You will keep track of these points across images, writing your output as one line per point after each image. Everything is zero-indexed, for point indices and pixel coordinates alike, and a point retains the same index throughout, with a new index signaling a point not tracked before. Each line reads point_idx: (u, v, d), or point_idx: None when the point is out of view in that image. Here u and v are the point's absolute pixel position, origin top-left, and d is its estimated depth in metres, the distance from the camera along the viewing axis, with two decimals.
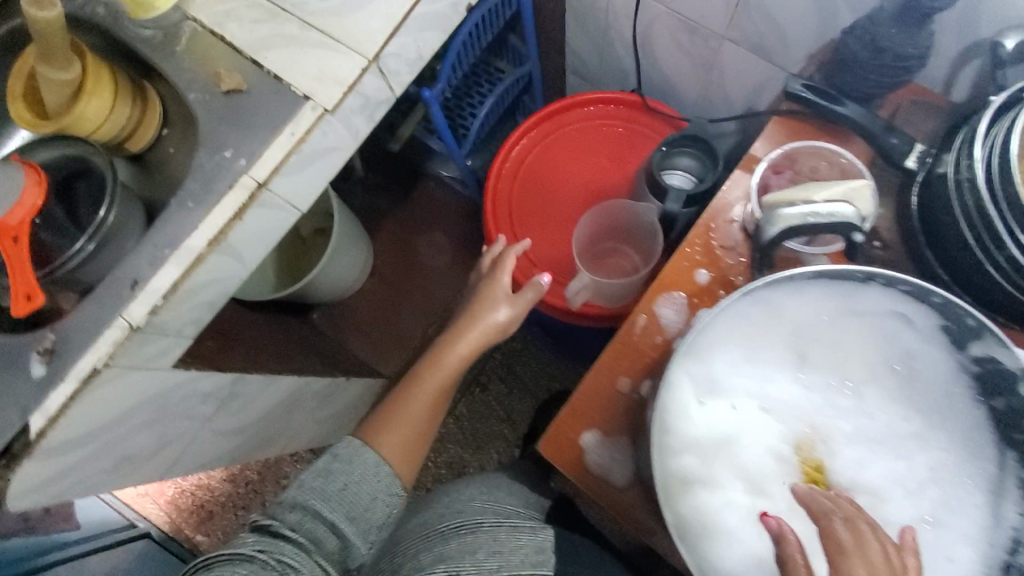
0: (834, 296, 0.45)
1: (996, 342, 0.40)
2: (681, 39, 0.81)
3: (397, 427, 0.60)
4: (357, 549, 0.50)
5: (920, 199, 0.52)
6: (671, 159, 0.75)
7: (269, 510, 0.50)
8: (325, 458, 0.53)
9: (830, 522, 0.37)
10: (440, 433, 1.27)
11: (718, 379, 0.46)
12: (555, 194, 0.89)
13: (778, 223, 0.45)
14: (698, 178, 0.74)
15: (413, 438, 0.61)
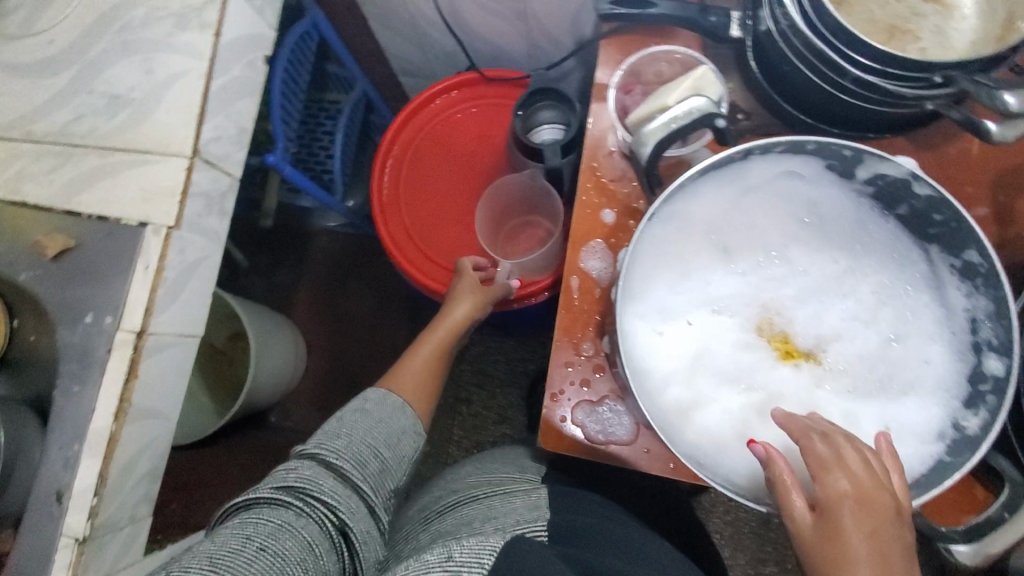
0: (727, 183, 0.46)
1: (877, 158, 0.42)
2: (488, 2, 0.80)
3: (410, 370, 0.68)
4: (389, 476, 0.56)
5: (758, 59, 0.53)
6: (532, 118, 0.74)
7: (308, 446, 0.55)
8: (358, 402, 0.60)
9: (812, 441, 0.38)
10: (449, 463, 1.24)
11: (665, 305, 0.47)
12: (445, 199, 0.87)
13: (648, 140, 0.45)
14: (568, 126, 0.72)
15: (424, 383, 0.67)
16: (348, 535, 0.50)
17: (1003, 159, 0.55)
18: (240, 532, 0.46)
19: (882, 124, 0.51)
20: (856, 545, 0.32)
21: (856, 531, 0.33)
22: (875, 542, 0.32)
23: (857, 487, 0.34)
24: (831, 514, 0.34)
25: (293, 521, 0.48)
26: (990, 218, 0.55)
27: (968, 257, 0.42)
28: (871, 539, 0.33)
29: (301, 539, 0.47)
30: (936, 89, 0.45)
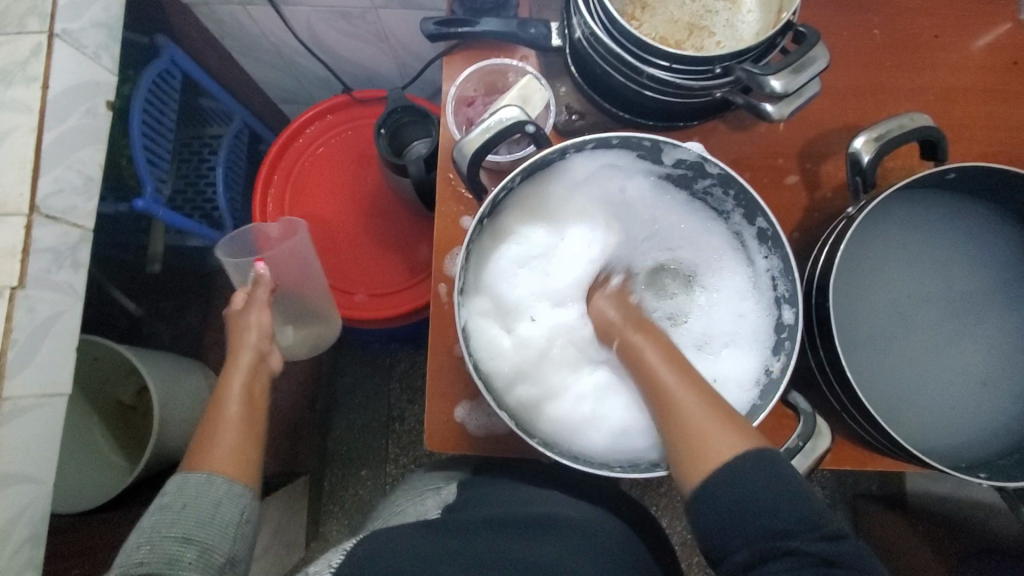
0: (550, 181, 0.50)
1: (673, 146, 0.48)
2: (344, 27, 0.81)
3: (221, 444, 0.55)
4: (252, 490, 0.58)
5: (577, 65, 0.58)
6: (397, 136, 0.77)
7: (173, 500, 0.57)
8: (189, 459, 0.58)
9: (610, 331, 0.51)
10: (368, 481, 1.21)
11: (512, 304, 0.50)
12: (327, 222, 0.88)
13: (470, 148, 0.47)
14: (433, 137, 0.76)
15: (223, 443, 0.55)
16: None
17: (806, 131, 0.62)
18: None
19: (688, 113, 0.57)
20: (650, 355, 0.44)
21: (648, 344, 0.45)
22: (661, 344, 0.45)
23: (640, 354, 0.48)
24: (629, 339, 0.46)
25: (154, 547, 0.48)
26: (801, 184, 0.62)
27: (760, 224, 0.48)
28: (653, 342, 0.45)
29: (164, 566, 0.47)
30: (720, 79, 0.50)
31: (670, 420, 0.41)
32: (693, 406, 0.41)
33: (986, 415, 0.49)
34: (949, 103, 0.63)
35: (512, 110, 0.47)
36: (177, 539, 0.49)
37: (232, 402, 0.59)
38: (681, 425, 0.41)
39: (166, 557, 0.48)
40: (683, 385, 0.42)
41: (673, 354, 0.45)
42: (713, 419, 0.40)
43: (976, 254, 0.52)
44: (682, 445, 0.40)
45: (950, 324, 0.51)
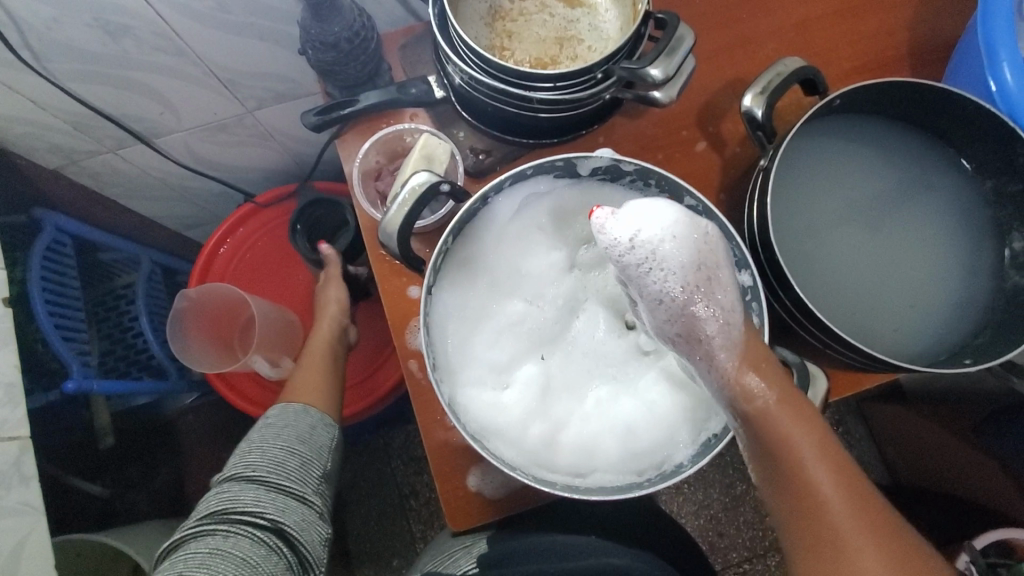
0: (480, 229, 0.50)
1: (584, 159, 0.49)
2: (225, 138, 0.79)
3: (307, 374, 0.67)
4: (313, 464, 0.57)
5: (468, 108, 0.58)
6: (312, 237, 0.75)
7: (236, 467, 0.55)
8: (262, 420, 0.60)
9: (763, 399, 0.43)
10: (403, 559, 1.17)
11: (492, 360, 0.50)
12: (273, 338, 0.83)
13: (393, 226, 0.46)
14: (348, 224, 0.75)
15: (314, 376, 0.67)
16: (308, 494, 0.56)
17: (697, 98, 0.65)
18: (209, 537, 0.50)
19: (584, 120, 0.58)
20: (803, 445, 0.42)
21: (790, 425, 0.42)
22: (810, 422, 0.43)
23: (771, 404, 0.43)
24: (773, 421, 0.42)
25: (262, 458, 0.55)
26: (710, 147, 0.64)
27: (688, 203, 0.49)
28: (801, 423, 0.42)
29: (273, 467, 0.55)
30: (604, 82, 0.52)
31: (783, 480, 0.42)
32: (848, 513, 0.40)
33: (940, 304, 0.53)
34: (806, 33, 0.67)
35: (422, 177, 0.47)
36: (282, 449, 0.56)
37: (333, 305, 0.72)
38: (825, 532, 0.40)
39: (274, 460, 0.55)
40: (836, 486, 0.41)
41: (829, 447, 0.42)
42: (864, 529, 0.40)
43: (882, 162, 0.55)
44: (811, 557, 0.41)
45: (883, 232, 0.54)
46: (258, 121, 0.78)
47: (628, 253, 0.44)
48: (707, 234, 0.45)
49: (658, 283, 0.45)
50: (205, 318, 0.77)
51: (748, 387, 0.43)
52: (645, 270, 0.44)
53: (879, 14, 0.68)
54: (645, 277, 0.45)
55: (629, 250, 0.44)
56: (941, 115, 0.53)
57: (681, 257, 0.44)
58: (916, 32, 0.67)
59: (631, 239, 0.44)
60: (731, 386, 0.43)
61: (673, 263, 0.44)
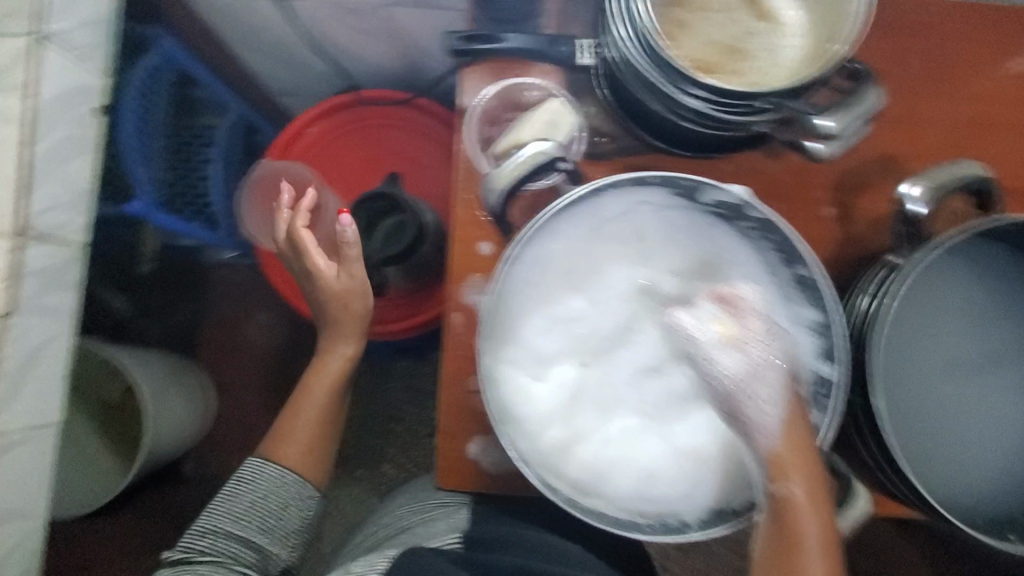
0: (579, 220, 0.47)
1: (714, 187, 0.45)
2: (352, 23, 0.76)
3: (296, 432, 0.66)
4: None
5: (610, 87, 0.55)
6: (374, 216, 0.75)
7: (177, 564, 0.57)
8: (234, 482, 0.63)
9: (791, 489, 0.41)
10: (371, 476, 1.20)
11: (541, 349, 0.48)
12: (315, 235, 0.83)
13: (499, 185, 0.44)
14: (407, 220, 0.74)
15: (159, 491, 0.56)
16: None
17: (840, 161, 0.59)
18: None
19: (722, 142, 0.54)
20: (813, 537, 0.41)
21: (810, 520, 0.41)
22: (825, 520, 0.42)
23: (794, 497, 0.41)
24: (791, 515, 0.41)
25: (226, 524, 0.59)
26: (834, 217, 0.59)
27: (800, 271, 0.46)
28: (817, 508, 0.41)
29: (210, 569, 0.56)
30: (762, 116, 0.47)
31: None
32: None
33: (1010, 473, 0.49)
34: (987, 133, 0.60)
35: (545, 147, 0.43)
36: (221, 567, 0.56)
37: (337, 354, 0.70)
38: None
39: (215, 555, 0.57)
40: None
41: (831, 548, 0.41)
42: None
43: (1009, 305, 0.50)
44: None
45: (981, 377, 0.50)
46: (389, 17, 0.74)
47: (729, 366, 0.43)
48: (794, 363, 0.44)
49: (760, 400, 0.42)
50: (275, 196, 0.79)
51: (784, 471, 0.41)
52: (745, 391, 0.43)
53: None
54: (745, 395, 0.43)
55: (730, 362, 0.43)
56: None
57: (776, 379, 0.43)
58: None
59: (738, 347, 0.43)
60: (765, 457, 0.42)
61: (772, 385, 0.43)
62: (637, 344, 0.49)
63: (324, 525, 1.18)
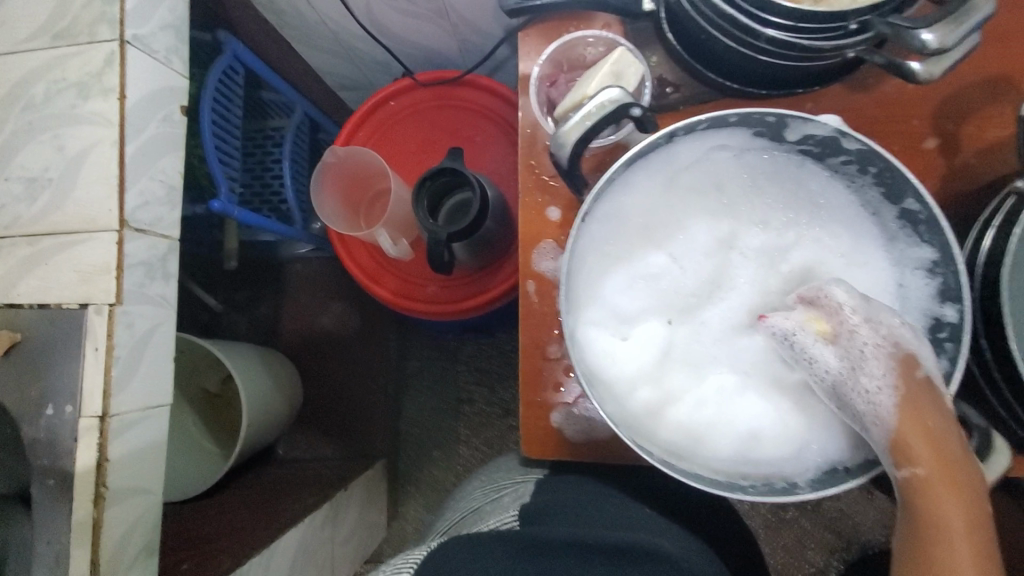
0: (654, 169, 0.45)
1: (803, 120, 0.42)
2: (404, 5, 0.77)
3: None
4: None
5: (675, 30, 0.52)
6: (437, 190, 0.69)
7: None
8: None
9: (917, 467, 0.40)
10: (446, 461, 1.23)
11: (621, 307, 0.46)
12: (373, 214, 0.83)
13: (568, 138, 0.42)
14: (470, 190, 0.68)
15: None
16: None
17: (940, 89, 0.54)
18: None
19: (805, 76, 0.50)
20: (955, 523, 0.39)
21: (955, 514, 0.39)
22: (967, 502, 0.39)
23: (922, 477, 0.39)
24: (922, 497, 0.39)
25: None
26: (938, 149, 0.54)
27: (908, 205, 0.42)
28: (960, 500, 0.39)
29: None
30: (853, 38, 0.43)
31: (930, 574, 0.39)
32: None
33: None
34: None
35: (612, 94, 0.41)
36: None
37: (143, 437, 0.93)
38: None
39: None
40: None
41: (984, 552, 0.38)
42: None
43: None
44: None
45: None
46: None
47: (831, 363, 0.43)
48: (911, 348, 0.41)
49: (866, 389, 0.41)
50: (339, 179, 0.80)
51: (909, 452, 0.39)
52: (850, 382, 0.42)
53: None
54: (851, 388, 0.42)
55: (828, 357, 0.43)
56: None
57: (884, 368, 0.41)
58: None
59: (831, 339, 0.43)
60: (886, 444, 0.40)
61: (874, 371, 0.41)
62: (723, 298, 0.46)
63: (405, 507, 1.22)
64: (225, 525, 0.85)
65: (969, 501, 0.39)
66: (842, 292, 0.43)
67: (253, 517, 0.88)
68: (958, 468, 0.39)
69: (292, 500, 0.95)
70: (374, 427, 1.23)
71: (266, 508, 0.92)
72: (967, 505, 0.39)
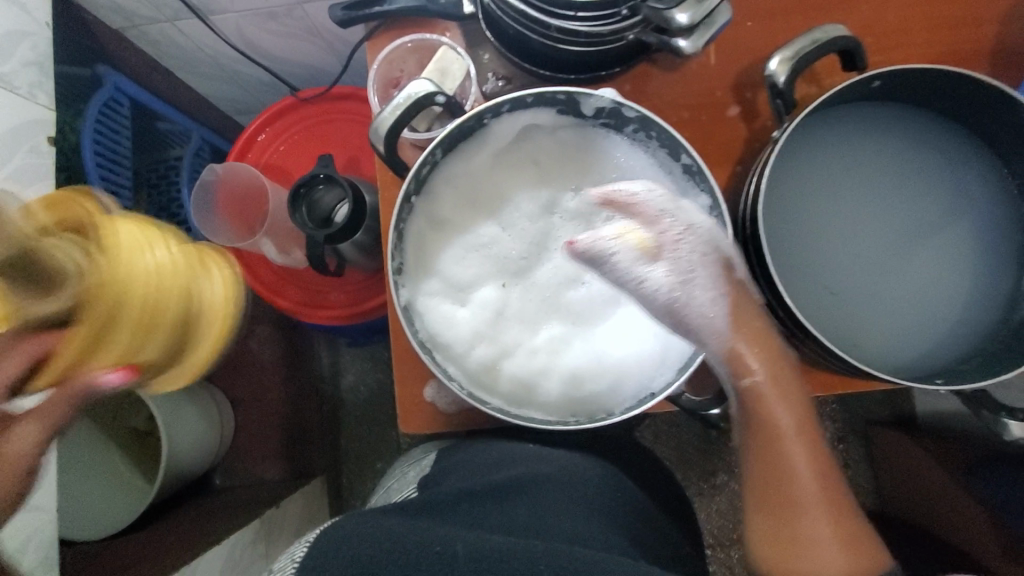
0: (474, 150, 0.51)
1: (588, 94, 0.48)
2: (275, 27, 0.81)
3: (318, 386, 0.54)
4: None
5: (493, 30, 0.57)
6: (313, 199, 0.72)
7: None
8: None
9: (754, 376, 0.48)
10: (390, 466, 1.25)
11: (457, 278, 0.51)
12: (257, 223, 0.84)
13: (383, 127, 0.47)
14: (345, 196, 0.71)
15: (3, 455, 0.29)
16: None
17: (737, 63, 0.61)
18: None
19: (608, 59, 0.56)
20: (786, 421, 0.48)
21: (780, 407, 0.49)
22: (793, 402, 0.49)
23: (761, 387, 0.49)
24: (763, 403, 0.49)
25: None
26: (742, 115, 0.61)
27: (685, 160, 0.48)
28: (785, 399, 0.49)
29: None
30: (628, 21, 0.50)
31: (775, 464, 0.49)
32: (813, 488, 0.48)
33: (931, 328, 0.51)
34: (879, 9, 0.61)
35: (415, 84, 0.47)
36: None
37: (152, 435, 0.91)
38: (785, 477, 0.48)
39: None
40: (808, 461, 0.48)
41: (806, 432, 0.49)
42: (821, 504, 0.48)
43: (907, 166, 0.53)
44: (773, 515, 0.49)
45: (891, 243, 0.52)
46: (307, 14, 0.78)
47: (659, 279, 0.48)
48: (729, 260, 0.48)
49: (702, 302, 0.48)
50: (223, 198, 0.82)
51: (744, 363, 0.48)
52: (685, 299, 0.48)
53: (963, 3, 0.61)
54: (687, 303, 0.48)
55: (656, 275, 0.48)
56: (998, 119, 0.49)
57: (709, 281, 0.48)
58: (1006, 33, 0.61)
59: (655, 256, 0.48)
60: (728, 355, 0.48)
61: (702, 282, 0.48)
62: (551, 258, 0.52)
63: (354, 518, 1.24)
64: (150, 548, 0.84)
65: (793, 399, 0.49)
66: (645, 194, 0.48)
67: (179, 538, 0.88)
68: (782, 375, 0.49)
69: (224, 519, 0.96)
70: (310, 442, 1.23)
71: (195, 529, 0.92)
72: (792, 403, 0.49)
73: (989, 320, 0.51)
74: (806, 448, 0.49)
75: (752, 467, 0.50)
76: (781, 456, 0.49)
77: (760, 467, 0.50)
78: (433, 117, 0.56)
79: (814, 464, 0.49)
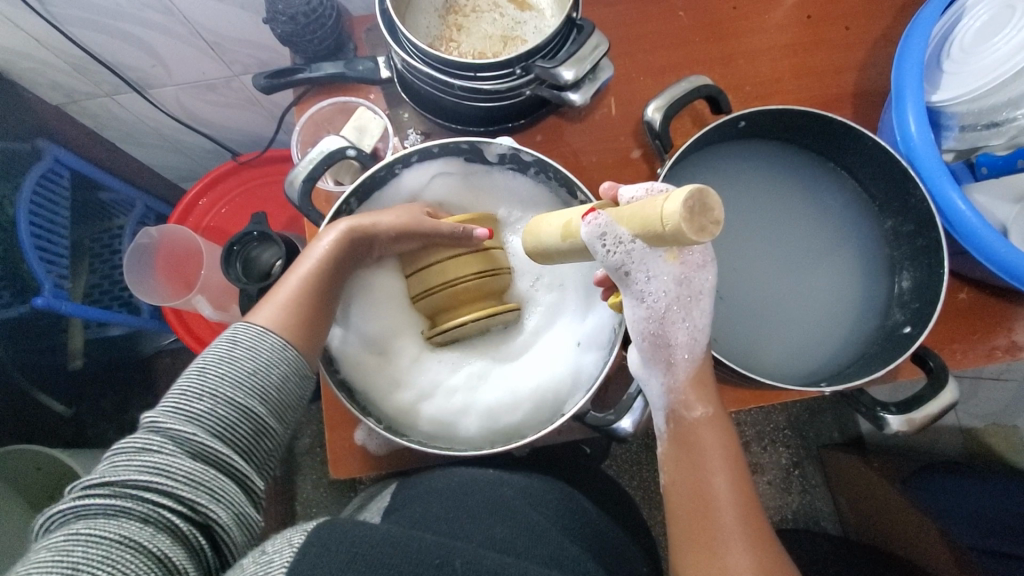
0: (390, 196, 0.55)
1: (488, 142, 0.53)
2: (213, 97, 0.86)
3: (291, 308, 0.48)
4: None
5: (408, 92, 0.63)
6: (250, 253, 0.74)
7: None
8: None
9: (692, 413, 0.47)
10: None
11: (372, 326, 0.55)
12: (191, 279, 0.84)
13: (297, 180, 0.52)
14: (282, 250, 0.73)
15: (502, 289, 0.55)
16: None
17: (638, 110, 0.66)
18: None
19: (513, 112, 0.62)
20: (710, 448, 0.46)
21: (709, 435, 0.46)
22: (725, 439, 0.47)
23: (695, 420, 0.47)
24: (694, 429, 0.47)
25: None
26: (643, 157, 0.65)
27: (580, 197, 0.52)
28: (717, 433, 0.47)
29: None
30: (523, 78, 0.55)
31: (693, 490, 0.46)
32: (735, 520, 0.44)
33: (815, 341, 0.56)
34: (756, 60, 0.67)
35: (330, 141, 0.52)
36: None
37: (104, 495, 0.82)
38: (700, 501, 0.45)
39: None
40: (731, 491, 0.45)
41: (732, 462, 0.46)
42: (744, 538, 0.43)
43: (778, 196, 0.60)
44: (693, 546, 0.44)
45: (770, 266, 0.58)
46: (241, 83, 0.83)
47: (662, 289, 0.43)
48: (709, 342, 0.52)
49: (689, 324, 0.46)
50: (163, 260, 0.84)
51: (685, 401, 0.47)
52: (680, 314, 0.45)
53: (833, 52, 0.67)
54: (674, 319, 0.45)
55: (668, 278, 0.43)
56: (858, 148, 0.54)
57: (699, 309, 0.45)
58: (874, 76, 0.67)
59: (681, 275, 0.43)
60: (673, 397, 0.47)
61: (694, 309, 0.45)
62: None
63: None
64: None
65: (721, 434, 0.47)
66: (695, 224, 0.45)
67: None
68: (717, 419, 0.47)
69: None
70: None
71: None
72: (719, 439, 0.47)
73: (867, 330, 0.56)
74: (730, 477, 0.46)
75: (670, 494, 0.47)
76: (697, 480, 0.46)
77: (677, 495, 0.46)
78: (354, 169, 0.62)
79: (740, 497, 0.45)
